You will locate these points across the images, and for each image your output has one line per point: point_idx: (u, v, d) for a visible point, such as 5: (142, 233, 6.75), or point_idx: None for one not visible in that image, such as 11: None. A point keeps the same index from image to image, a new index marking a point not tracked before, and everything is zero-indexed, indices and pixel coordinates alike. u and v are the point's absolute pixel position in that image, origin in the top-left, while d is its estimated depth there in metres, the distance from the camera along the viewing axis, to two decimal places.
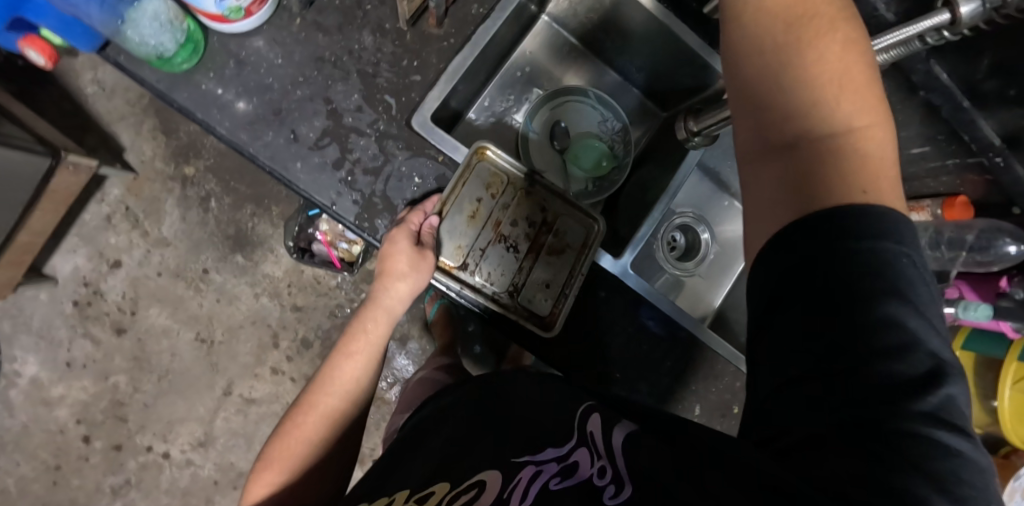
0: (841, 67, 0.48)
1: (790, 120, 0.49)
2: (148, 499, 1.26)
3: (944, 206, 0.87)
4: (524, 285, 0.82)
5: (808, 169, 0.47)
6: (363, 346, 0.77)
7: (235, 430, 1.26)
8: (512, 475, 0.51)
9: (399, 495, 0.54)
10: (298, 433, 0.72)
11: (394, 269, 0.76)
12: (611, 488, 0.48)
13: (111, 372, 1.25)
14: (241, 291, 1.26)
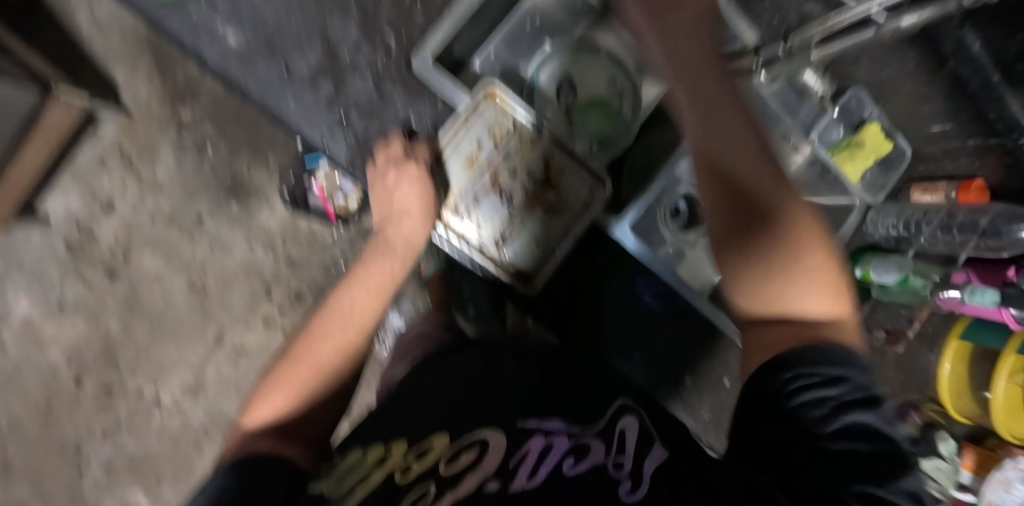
0: (818, 268, 0.61)
1: (772, 294, 0.61)
2: (138, 443, 1.27)
3: (959, 192, 0.92)
4: (513, 234, 0.95)
5: (780, 329, 0.60)
6: (373, 279, 0.82)
7: (225, 379, 1.27)
8: (521, 447, 0.65)
9: (398, 446, 0.66)
10: (307, 355, 0.74)
11: (412, 198, 0.88)
12: (624, 482, 0.61)
13: (103, 315, 1.23)
14: (236, 240, 1.24)
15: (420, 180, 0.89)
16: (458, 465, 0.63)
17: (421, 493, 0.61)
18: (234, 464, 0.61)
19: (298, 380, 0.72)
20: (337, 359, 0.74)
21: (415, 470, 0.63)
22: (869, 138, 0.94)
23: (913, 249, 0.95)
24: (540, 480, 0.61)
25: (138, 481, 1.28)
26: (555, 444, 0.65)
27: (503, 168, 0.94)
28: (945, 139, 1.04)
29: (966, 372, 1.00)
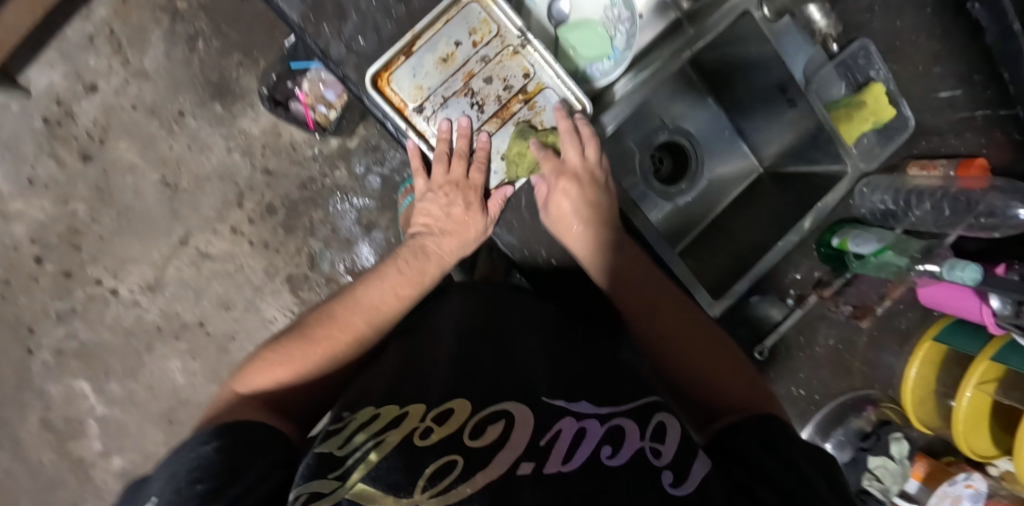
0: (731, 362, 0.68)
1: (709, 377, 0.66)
2: (90, 333, 1.25)
3: (958, 168, 0.76)
4: (475, 151, 0.80)
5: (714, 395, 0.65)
6: (398, 282, 0.77)
7: (186, 281, 1.24)
8: (550, 425, 0.54)
9: (415, 407, 0.57)
10: (326, 337, 0.72)
11: (453, 212, 0.81)
12: (670, 477, 0.52)
13: (72, 198, 1.21)
14: (214, 142, 1.21)
15: (471, 210, 0.80)
16: (480, 438, 0.53)
17: (440, 463, 0.51)
18: (210, 432, 0.59)
19: (292, 363, 0.70)
20: (335, 355, 0.72)
21: (434, 435, 0.54)
22: (872, 99, 0.77)
23: (902, 227, 0.80)
24: (575, 467, 0.51)
25: (84, 372, 1.26)
26: (590, 426, 0.55)
27: (478, 76, 0.80)
28: (949, 107, 0.78)
29: (934, 374, 0.90)
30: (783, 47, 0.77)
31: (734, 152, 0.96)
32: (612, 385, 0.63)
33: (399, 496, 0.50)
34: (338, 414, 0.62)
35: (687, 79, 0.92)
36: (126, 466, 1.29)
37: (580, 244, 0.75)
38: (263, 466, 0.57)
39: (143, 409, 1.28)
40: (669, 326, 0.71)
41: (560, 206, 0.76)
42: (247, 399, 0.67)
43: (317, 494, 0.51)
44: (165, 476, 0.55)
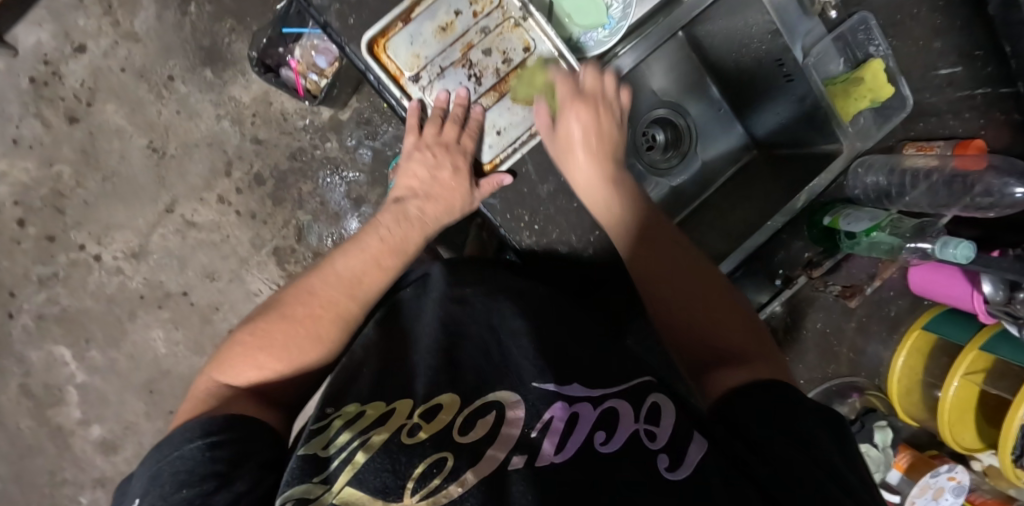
0: (726, 310, 0.65)
1: (705, 331, 0.63)
2: (72, 298, 1.20)
3: (957, 148, 0.75)
4: (472, 121, 0.76)
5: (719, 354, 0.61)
6: (380, 251, 0.72)
7: (170, 250, 1.21)
8: (540, 414, 0.53)
9: (401, 405, 0.56)
10: (299, 315, 0.65)
11: (439, 176, 0.75)
12: (666, 460, 0.50)
13: (56, 160, 1.18)
14: (204, 108, 1.19)
15: (459, 176, 0.75)
16: (469, 433, 0.52)
17: (429, 462, 0.49)
18: (200, 425, 0.53)
19: (269, 344, 0.63)
20: (319, 330, 0.65)
21: (422, 431, 0.52)
22: (869, 75, 0.74)
23: (897, 207, 0.79)
24: (566, 457, 0.50)
25: (66, 338, 1.21)
26: (582, 411, 0.53)
27: (475, 49, 0.75)
28: (950, 85, 0.76)
29: (921, 364, 0.89)
30: (783, 20, 0.74)
31: (727, 141, 0.95)
32: (610, 365, 0.59)
33: (389, 500, 0.47)
34: (319, 410, 0.58)
35: (688, 60, 0.90)
36: (105, 437, 1.24)
37: (585, 161, 0.72)
38: (255, 468, 0.52)
39: (125, 378, 1.23)
40: (678, 272, 0.67)
41: (572, 134, 0.73)
42: (234, 392, 0.61)
43: (305, 500, 0.47)
44: (154, 483, 0.50)
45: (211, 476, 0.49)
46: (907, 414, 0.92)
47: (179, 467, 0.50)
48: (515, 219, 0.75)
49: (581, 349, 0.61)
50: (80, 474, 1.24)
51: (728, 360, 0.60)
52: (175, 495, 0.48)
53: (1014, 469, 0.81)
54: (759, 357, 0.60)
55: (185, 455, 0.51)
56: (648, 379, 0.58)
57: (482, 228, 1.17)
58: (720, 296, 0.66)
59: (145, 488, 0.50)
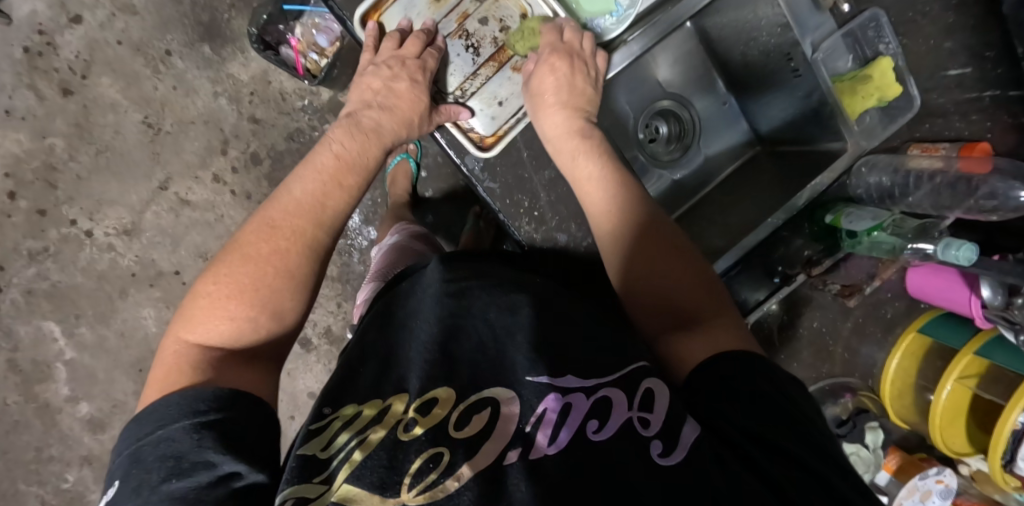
0: (690, 275, 0.63)
1: (670, 296, 0.62)
2: (63, 274, 1.18)
3: (962, 149, 0.74)
4: (474, 94, 0.78)
5: (684, 319, 0.61)
6: (337, 171, 0.68)
7: (163, 228, 1.19)
8: (534, 406, 0.51)
9: (396, 402, 0.53)
10: (250, 251, 0.60)
11: (396, 87, 0.72)
12: (659, 446, 0.49)
13: (49, 132, 1.16)
14: (201, 85, 1.17)
15: (417, 85, 0.73)
16: (465, 428, 0.50)
17: (425, 456, 0.48)
18: (185, 403, 0.50)
19: (236, 282, 0.59)
20: (280, 262, 0.61)
21: (417, 427, 0.50)
22: (878, 73, 0.73)
23: (898, 208, 0.79)
24: (560, 448, 0.49)
25: (55, 314, 1.19)
26: (575, 402, 0.51)
27: (472, 16, 0.76)
28: (958, 86, 0.75)
29: (915, 367, 0.89)
30: (793, 12, 0.73)
31: (731, 137, 0.94)
32: (591, 339, 0.58)
33: (385, 497, 0.46)
34: (316, 410, 0.55)
35: (697, 52, 0.90)
36: (93, 414, 1.22)
37: (562, 123, 0.72)
38: (252, 442, 0.50)
39: (114, 356, 1.21)
40: (646, 243, 0.65)
41: (546, 102, 0.73)
42: (210, 354, 0.56)
43: (303, 499, 0.46)
44: (139, 464, 0.47)
45: (201, 463, 0.47)
46: (898, 416, 0.92)
47: (166, 448, 0.48)
48: (515, 205, 0.74)
49: (562, 327, 0.59)
50: (66, 451, 1.23)
51: (688, 324, 0.60)
52: (161, 480, 0.46)
53: (1003, 474, 0.81)
54: (720, 319, 0.60)
55: (171, 435, 0.48)
56: (643, 363, 0.56)
57: (479, 217, 1.18)
58: (683, 262, 0.64)
59: (126, 469, 0.47)
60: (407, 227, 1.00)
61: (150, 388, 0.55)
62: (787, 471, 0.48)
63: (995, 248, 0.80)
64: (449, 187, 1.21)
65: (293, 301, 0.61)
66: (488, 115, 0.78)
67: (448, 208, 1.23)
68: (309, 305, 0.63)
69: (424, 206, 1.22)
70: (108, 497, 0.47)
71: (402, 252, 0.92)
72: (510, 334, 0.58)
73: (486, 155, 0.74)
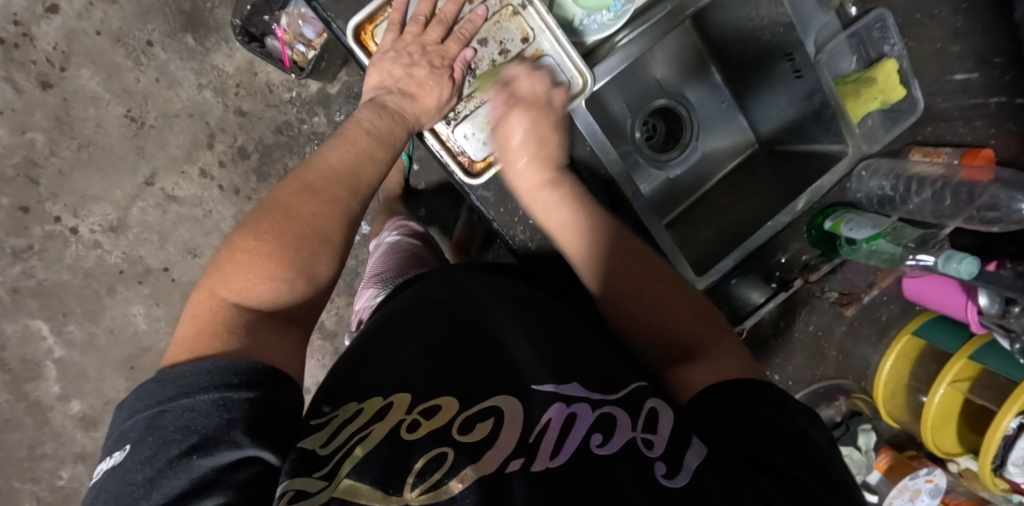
0: (687, 310, 0.61)
1: (665, 332, 0.60)
2: (48, 272, 1.16)
3: (964, 157, 0.73)
4: (467, 117, 0.74)
5: (681, 354, 0.59)
6: (368, 145, 0.68)
7: (150, 224, 1.17)
8: (537, 417, 0.49)
9: (399, 398, 0.51)
10: (291, 206, 0.59)
11: (414, 73, 0.72)
12: (663, 468, 0.47)
13: (29, 127, 1.12)
14: (185, 77, 1.14)
15: (437, 72, 0.72)
16: (470, 433, 0.48)
17: (429, 456, 0.46)
18: (217, 373, 0.47)
19: (279, 239, 0.56)
20: (320, 225, 0.59)
21: (421, 428, 0.48)
22: (882, 76, 0.72)
23: (898, 214, 0.77)
24: (564, 459, 0.46)
25: (43, 312, 1.17)
26: (580, 413, 0.49)
27: (473, 38, 0.73)
28: (963, 91, 0.73)
29: (908, 369, 0.89)
30: (796, 10, 0.71)
31: (734, 131, 0.92)
32: (593, 357, 0.57)
33: (388, 493, 0.44)
34: (315, 408, 0.54)
35: (693, 47, 0.88)
36: (85, 412, 1.22)
37: (533, 176, 0.68)
38: (268, 422, 0.47)
39: (105, 353, 1.20)
40: (645, 278, 0.63)
41: (516, 163, 0.68)
42: (244, 315, 0.54)
43: (303, 493, 0.44)
44: (156, 432, 0.44)
45: (224, 442, 0.45)
46: (890, 416, 0.93)
47: (188, 421, 0.45)
48: (509, 213, 0.71)
49: (574, 348, 0.58)
50: (60, 449, 1.22)
51: (688, 356, 0.59)
52: (180, 455, 0.43)
53: (993, 477, 0.82)
54: (721, 349, 0.59)
55: (195, 407, 0.46)
56: (640, 384, 0.55)
57: (472, 211, 1.16)
58: (683, 295, 0.62)
59: (140, 434, 0.45)
60: (404, 224, 0.99)
61: (176, 346, 0.52)
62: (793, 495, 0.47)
63: (994, 254, 0.79)
64: (441, 180, 1.19)
65: (328, 267, 0.59)
66: (480, 140, 0.73)
67: (441, 202, 1.21)
68: (338, 273, 0.61)
69: (415, 200, 1.19)
70: (114, 462, 0.44)
71: (404, 256, 0.90)
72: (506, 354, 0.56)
73: (479, 183, 0.70)
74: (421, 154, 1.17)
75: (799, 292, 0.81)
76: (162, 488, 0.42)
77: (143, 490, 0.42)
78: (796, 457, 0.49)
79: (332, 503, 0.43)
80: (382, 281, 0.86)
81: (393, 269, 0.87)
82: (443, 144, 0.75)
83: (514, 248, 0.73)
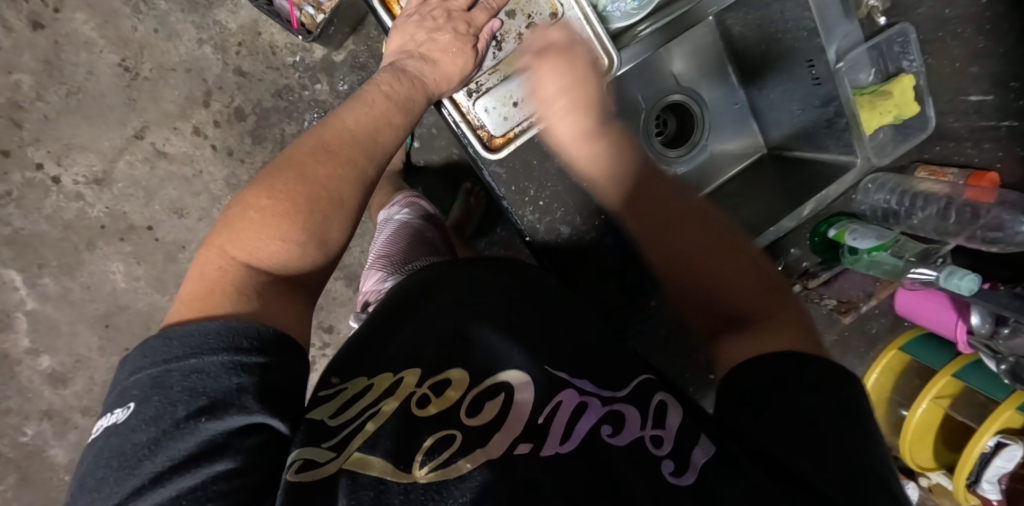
0: (743, 282, 0.57)
1: (726, 292, 0.57)
2: (26, 221, 1.11)
3: (970, 178, 0.75)
4: (489, 91, 0.73)
5: (741, 313, 0.55)
6: (387, 109, 0.67)
7: (136, 179, 1.13)
8: (549, 398, 0.49)
9: (409, 375, 0.51)
10: (307, 167, 0.57)
11: (438, 39, 0.71)
12: (672, 465, 0.46)
13: (15, 68, 1.07)
14: (184, 30, 1.10)
15: (461, 38, 0.71)
16: (479, 417, 0.47)
17: (438, 436, 0.46)
18: (225, 333, 0.46)
19: (293, 201, 0.54)
20: (334, 189, 0.57)
21: (430, 405, 0.48)
22: (898, 91, 0.73)
23: (900, 228, 0.79)
24: (573, 446, 0.46)
25: (17, 262, 1.13)
26: (590, 402, 0.49)
27: (501, 9, 0.73)
28: (976, 113, 0.75)
29: (892, 383, 0.91)
30: (821, 18, 0.71)
31: (744, 132, 0.92)
32: (606, 347, 0.56)
33: (399, 469, 0.43)
34: (323, 380, 0.54)
35: (714, 46, 0.87)
36: (55, 368, 1.18)
37: (571, 127, 0.66)
38: (278, 388, 0.46)
39: (79, 309, 1.16)
40: (677, 236, 0.60)
41: (553, 108, 0.67)
42: (256, 276, 0.52)
43: (311, 463, 0.44)
44: (163, 392, 0.43)
45: (234, 407, 0.43)
46: (871, 429, 0.94)
47: (196, 382, 0.44)
48: (520, 192, 0.71)
49: (586, 334, 0.57)
50: (25, 404, 1.18)
51: (742, 324, 0.54)
52: (187, 417, 0.42)
53: (966, 493, 0.84)
54: (779, 318, 0.54)
55: (202, 368, 0.44)
56: (647, 376, 0.53)
57: (470, 194, 1.14)
58: (738, 258, 0.59)
59: (145, 393, 0.43)
60: (413, 202, 0.97)
61: (182, 302, 0.50)
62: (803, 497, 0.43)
63: (988, 277, 0.80)
64: (442, 160, 1.16)
65: (341, 233, 0.57)
66: (501, 114, 0.72)
67: (439, 182, 1.18)
68: (348, 241, 0.59)
69: (414, 178, 1.17)
70: (116, 420, 0.43)
71: (413, 239, 0.89)
72: (535, 335, 0.55)
73: (495, 158, 0.70)
74: (423, 131, 1.14)
75: (796, 298, 0.81)
76: (168, 450, 0.41)
77: (146, 452, 0.41)
78: (806, 441, 0.45)
79: (341, 475, 0.43)
80: (388, 266, 0.84)
81: (400, 254, 0.85)
82: (462, 116, 0.73)
83: (520, 229, 0.72)
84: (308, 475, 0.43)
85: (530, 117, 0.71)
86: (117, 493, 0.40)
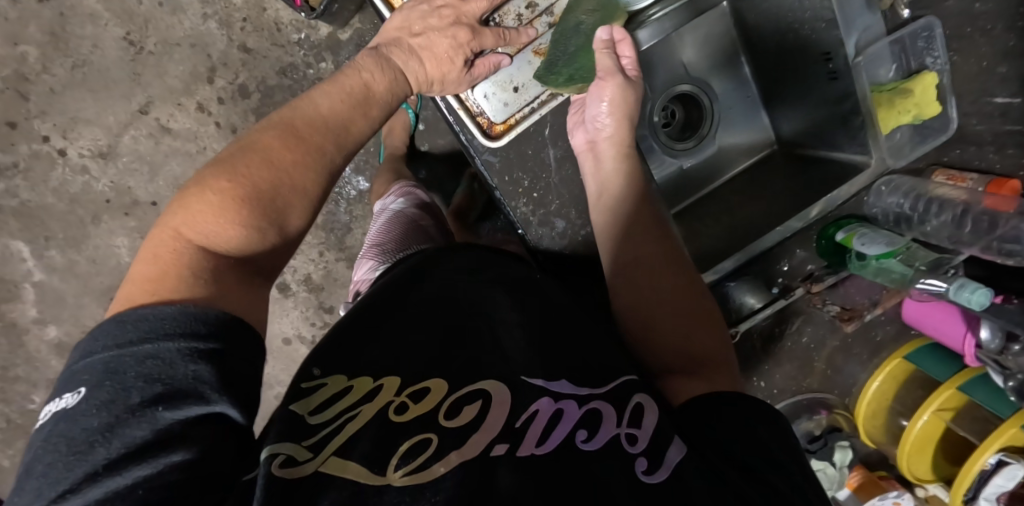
0: (703, 328, 0.61)
1: (689, 334, 0.61)
2: (33, 194, 1.12)
3: (990, 185, 0.72)
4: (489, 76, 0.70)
5: (694, 355, 0.60)
6: (360, 89, 0.65)
7: (141, 154, 1.13)
8: (526, 404, 0.48)
9: (388, 380, 0.49)
10: (273, 150, 0.56)
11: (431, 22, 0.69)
12: (644, 462, 0.46)
13: (21, 39, 1.07)
14: (190, 4, 1.08)
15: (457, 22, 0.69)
16: (456, 417, 0.46)
17: (414, 441, 0.45)
18: (183, 318, 0.45)
19: (254, 185, 0.53)
20: (300, 175, 0.56)
21: (410, 411, 0.47)
22: (920, 88, 0.70)
23: (911, 233, 0.76)
24: (548, 450, 0.45)
25: (24, 234, 1.14)
26: (567, 409, 0.48)
27: None
28: (1001, 115, 0.72)
29: (892, 393, 0.87)
30: (841, 8, 0.68)
31: (754, 126, 0.88)
32: (582, 346, 0.55)
33: (372, 472, 0.43)
34: (304, 368, 0.51)
35: (727, 34, 0.84)
36: (61, 339, 1.20)
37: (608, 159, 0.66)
38: (239, 374, 0.46)
39: (84, 281, 1.17)
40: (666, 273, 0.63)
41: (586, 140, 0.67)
42: (214, 259, 0.51)
43: (294, 459, 0.42)
44: (115, 377, 0.42)
45: (192, 396, 0.43)
46: (869, 438, 0.91)
47: (151, 369, 0.42)
48: (514, 183, 0.69)
49: (573, 335, 0.56)
50: (33, 373, 1.21)
51: (689, 366, 0.59)
52: (143, 404, 0.41)
53: None
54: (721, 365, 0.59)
55: (158, 354, 0.43)
56: (629, 377, 0.53)
57: (473, 179, 1.13)
58: (697, 302, 0.62)
59: (97, 378, 0.42)
60: (410, 191, 0.95)
61: (133, 284, 0.48)
62: (767, 494, 0.46)
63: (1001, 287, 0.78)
64: (447, 144, 1.15)
65: (301, 220, 0.56)
66: (501, 100, 0.70)
67: (443, 166, 1.17)
68: (309, 227, 0.58)
69: (418, 161, 1.15)
70: (65, 405, 0.41)
71: (409, 227, 0.87)
72: (520, 339, 0.54)
73: (492, 146, 0.69)
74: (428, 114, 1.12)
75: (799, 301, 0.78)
76: (123, 436, 0.40)
77: (100, 437, 0.39)
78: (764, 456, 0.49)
79: (318, 477, 0.42)
80: (381, 254, 0.82)
81: (393, 242, 0.84)
82: (461, 102, 0.70)
83: (513, 220, 0.70)
84: (289, 472, 0.42)
85: (533, 102, 0.70)
86: (66, 479, 0.38)
